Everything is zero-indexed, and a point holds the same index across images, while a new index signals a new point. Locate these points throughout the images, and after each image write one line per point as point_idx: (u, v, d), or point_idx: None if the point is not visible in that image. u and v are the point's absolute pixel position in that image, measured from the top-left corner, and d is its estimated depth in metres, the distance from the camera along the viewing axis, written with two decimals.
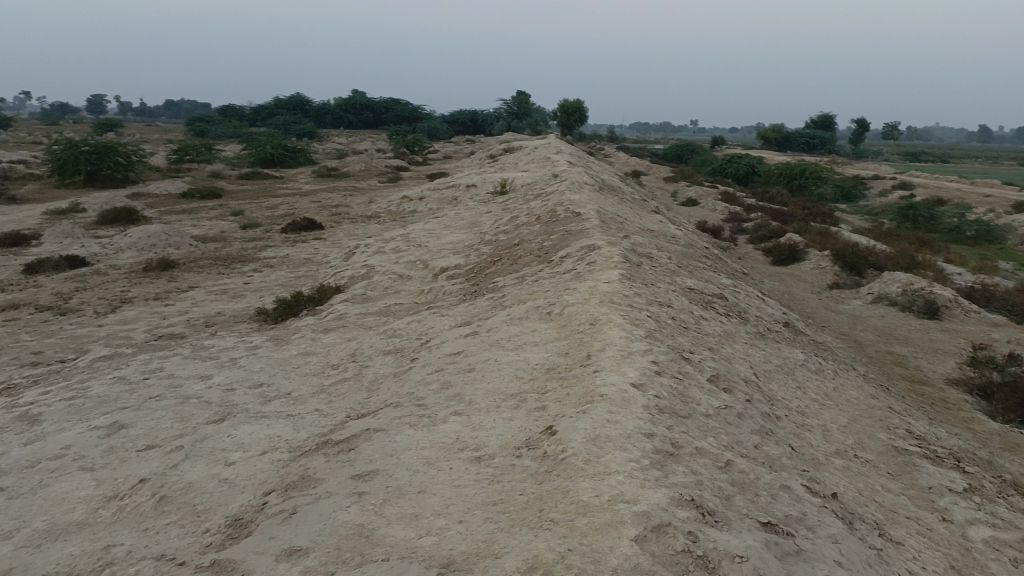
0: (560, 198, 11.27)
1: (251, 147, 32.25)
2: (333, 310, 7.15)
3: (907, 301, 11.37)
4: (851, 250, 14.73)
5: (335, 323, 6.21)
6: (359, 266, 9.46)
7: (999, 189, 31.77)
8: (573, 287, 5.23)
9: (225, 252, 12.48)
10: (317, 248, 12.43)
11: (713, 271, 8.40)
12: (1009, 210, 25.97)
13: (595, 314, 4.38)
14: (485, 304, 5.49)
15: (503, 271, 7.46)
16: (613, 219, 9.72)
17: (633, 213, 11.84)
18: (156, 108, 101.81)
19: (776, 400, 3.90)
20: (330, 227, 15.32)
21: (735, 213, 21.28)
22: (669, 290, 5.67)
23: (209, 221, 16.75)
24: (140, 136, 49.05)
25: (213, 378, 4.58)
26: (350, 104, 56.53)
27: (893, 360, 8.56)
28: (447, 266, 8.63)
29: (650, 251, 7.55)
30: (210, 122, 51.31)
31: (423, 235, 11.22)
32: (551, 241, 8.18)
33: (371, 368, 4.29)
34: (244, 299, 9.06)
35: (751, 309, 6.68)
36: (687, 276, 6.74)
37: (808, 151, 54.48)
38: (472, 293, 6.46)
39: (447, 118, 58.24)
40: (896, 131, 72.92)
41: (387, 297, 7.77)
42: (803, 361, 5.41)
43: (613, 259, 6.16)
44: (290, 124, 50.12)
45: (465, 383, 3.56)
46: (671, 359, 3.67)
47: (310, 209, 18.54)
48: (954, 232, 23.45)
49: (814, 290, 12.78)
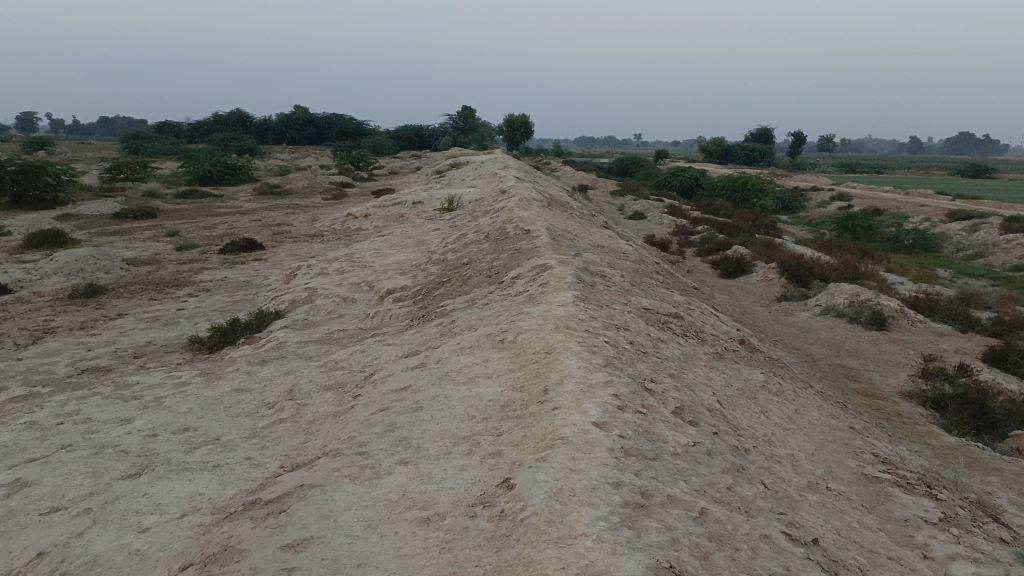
0: (509, 215, 11.06)
1: (189, 165, 31.35)
2: (272, 338, 6.75)
3: (855, 312, 11.47)
4: (797, 262, 14.90)
5: (273, 353, 5.83)
6: (300, 289, 9.06)
7: (931, 198, 32.88)
8: (526, 311, 4.96)
9: (159, 277, 11.89)
10: (257, 270, 11.94)
11: (666, 288, 8.26)
12: (943, 219, 26.80)
13: (550, 341, 4.12)
14: (433, 330, 5.20)
15: (452, 292, 7.17)
16: (564, 236, 9.53)
17: (582, 228, 11.69)
18: (90, 125, 98.75)
19: (743, 431, 3.71)
20: (272, 247, 14.82)
21: (682, 226, 21.42)
22: (625, 312, 5.46)
23: (143, 243, 16.05)
24: (72, 154, 47.34)
25: (134, 422, 4.17)
26: (292, 120, 55.63)
27: (846, 374, 8.54)
28: (393, 288, 8.30)
29: (603, 269, 7.36)
30: (146, 139, 49.83)
31: (368, 255, 10.87)
32: (501, 261, 7.93)
33: (310, 407, 3.95)
34: (178, 327, 8.57)
35: (707, 327, 6.54)
36: (641, 295, 6.56)
37: (749, 163, 55.74)
38: (419, 318, 6.16)
39: (392, 133, 57.78)
40: (831, 143, 75.31)
41: (331, 322, 7.41)
42: (764, 383, 5.25)
43: (565, 279, 5.93)
44: (231, 140, 49.10)
45: (412, 425, 3.26)
46: (633, 391, 3.44)
47: (251, 228, 17.97)
48: (892, 242, 24.08)
49: (763, 303, 12.82)
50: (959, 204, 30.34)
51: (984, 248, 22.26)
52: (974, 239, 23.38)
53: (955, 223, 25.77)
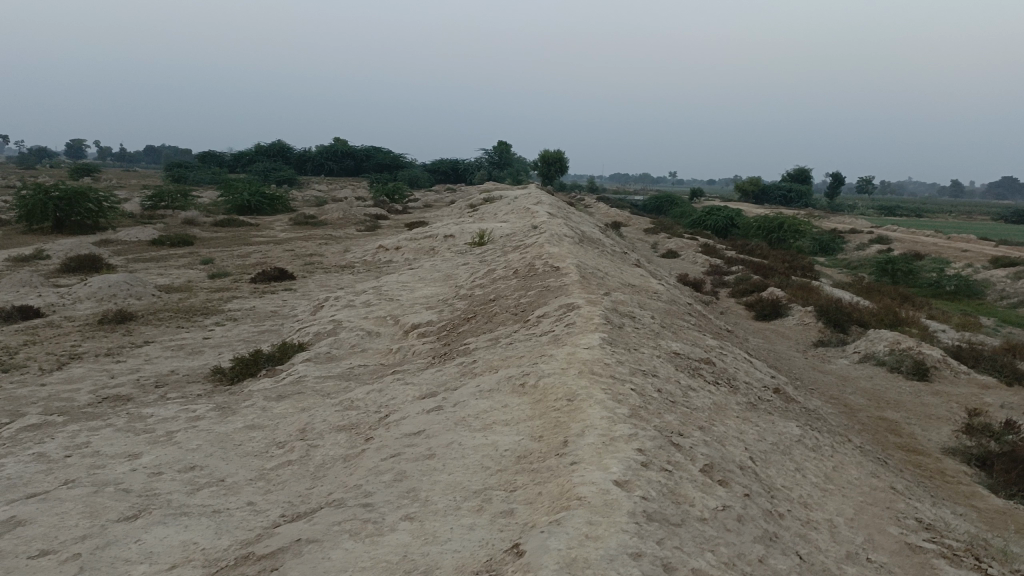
0: (539, 251, 10.92)
1: (227, 194, 31.89)
2: (292, 372, 6.65)
3: (895, 361, 11.06)
4: (834, 306, 14.51)
5: (291, 388, 5.71)
6: (325, 321, 8.98)
7: (974, 243, 32.07)
8: (549, 353, 4.78)
9: (188, 304, 11.95)
10: (285, 300, 11.94)
11: (697, 331, 8.02)
12: (986, 265, 26.07)
13: (572, 387, 3.93)
14: (453, 369, 5.04)
15: (476, 330, 7.01)
16: (594, 275, 9.36)
17: (613, 267, 11.51)
18: (137, 153, 101.58)
19: (776, 492, 3.46)
20: (302, 277, 14.86)
21: (716, 266, 21.09)
22: (653, 357, 5.24)
23: (177, 271, 16.23)
24: (118, 181, 48.60)
25: (141, 457, 4.05)
26: (331, 152, 56.59)
27: (886, 427, 8.17)
28: (418, 323, 8.17)
29: (632, 310, 7.16)
30: (188, 168, 51.03)
31: (396, 288, 10.79)
32: (528, 298, 7.77)
33: (320, 448, 3.80)
34: (202, 356, 8.53)
35: (740, 374, 6.28)
36: (671, 338, 6.34)
37: (785, 204, 55.22)
38: (441, 355, 6.01)
39: (428, 167, 58.45)
40: (870, 186, 74.47)
41: (353, 357, 7.29)
42: (799, 436, 4.98)
43: (592, 320, 5.74)
44: (271, 171, 49.98)
45: (422, 475, 3.08)
46: (658, 445, 3.23)
47: (283, 257, 18.09)
48: (933, 287, 23.46)
49: (798, 348, 12.47)
50: (1003, 250, 29.54)
51: None
52: (1019, 287, 22.66)
53: (999, 269, 25.05)
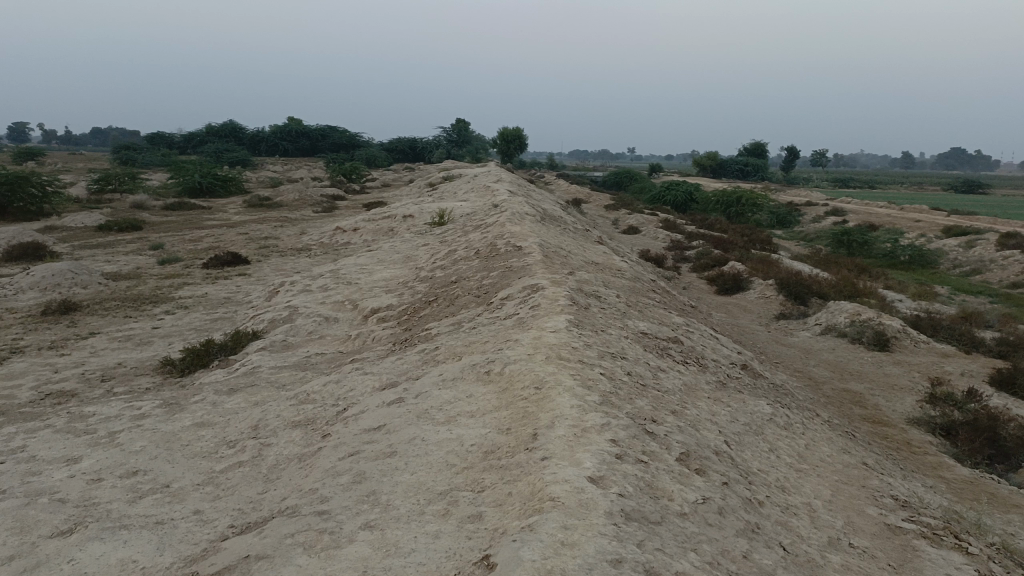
0: (500, 230, 10.70)
1: (178, 177, 30.96)
2: (246, 362, 6.36)
3: (856, 332, 11.13)
4: (795, 279, 14.59)
5: (244, 380, 5.43)
6: (281, 307, 8.67)
7: (926, 214, 32.70)
8: (515, 338, 4.59)
9: (137, 292, 11.49)
10: (239, 285, 11.55)
11: (663, 309, 7.91)
12: (939, 235, 26.57)
13: (540, 375, 3.75)
14: (414, 357, 4.83)
15: (438, 313, 6.80)
16: (557, 253, 9.18)
17: (576, 244, 11.35)
18: (83, 135, 98.26)
19: (754, 478, 3.34)
20: (257, 261, 14.43)
21: (677, 241, 21.11)
22: (621, 338, 5.08)
23: (126, 257, 15.64)
24: (62, 164, 46.90)
25: (80, 462, 3.77)
26: (285, 132, 55.36)
27: (851, 399, 8.19)
28: (377, 307, 7.91)
29: (597, 289, 7.01)
30: (137, 150, 49.44)
31: (354, 271, 10.48)
32: (491, 279, 7.56)
33: (273, 448, 3.56)
34: (151, 347, 8.17)
35: (708, 352, 6.18)
36: (638, 317, 6.21)
37: (743, 178, 55.71)
38: (401, 342, 5.78)
39: (385, 145, 57.57)
40: (824, 159, 75.56)
41: (310, 344, 7.03)
42: (770, 415, 4.89)
43: (557, 302, 5.56)
44: (223, 151, 48.70)
45: (383, 475, 2.87)
46: (632, 434, 3.07)
47: (237, 241, 17.57)
48: (889, 258, 23.84)
49: (761, 321, 12.49)
50: (954, 220, 30.16)
51: (981, 265, 22.02)
52: (970, 255, 23.14)
53: (950, 239, 25.56)
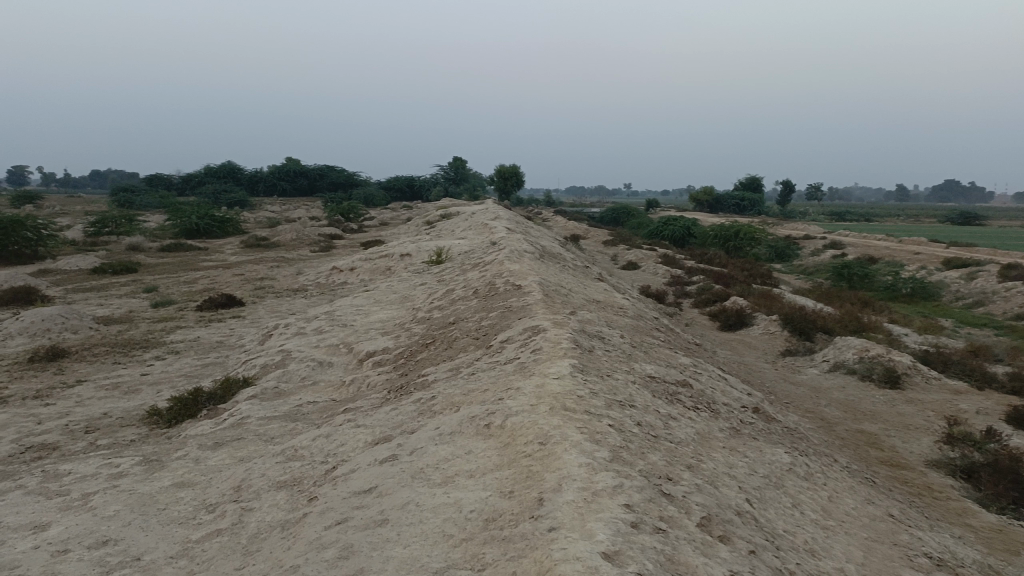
0: (499, 268, 10.49)
1: (175, 218, 30.86)
2: (235, 412, 6.07)
3: (865, 369, 10.86)
4: (799, 315, 14.36)
5: (231, 432, 5.15)
6: (274, 351, 8.40)
7: (925, 246, 32.62)
8: (516, 385, 4.32)
9: (128, 337, 11.21)
10: (233, 329, 11.28)
11: (669, 349, 7.65)
12: (939, 267, 26.42)
13: (544, 428, 3.48)
14: (410, 406, 4.55)
15: (435, 357, 6.54)
16: (558, 292, 8.94)
17: (576, 282, 11.12)
18: (82, 177, 98.85)
19: (781, 542, 3.06)
20: (252, 303, 14.18)
21: (677, 277, 20.90)
22: (628, 383, 4.82)
23: (119, 300, 15.38)
24: (60, 207, 46.93)
25: (46, 529, 3.48)
26: (283, 172, 55.58)
27: (865, 441, 7.89)
28: (373, 350, 7.64)
29: (601, 330, 6.76)
30: (135, 191, 49.49)
31: (350, 312, 10.22)
32: (490, 320, 7.31)
33: (256, 513, 3.27)
34: (139, 395, 7.87)
35: (718, 395, 5.91)
36: (645, 360, 5.95)
37: (740, 212, 55.83)
38: (397, 389, 5.50)
39: (383, 184, 57.74)
40: (819, 193, 75.96)
41: (303, 391, 6.75)
42: (789, 464, 4.61)
43: (560, 345, 5.30)
44: (222, 192, 48.79)
45: (373, 549, 2.59)
46: (648, 497, 2.78)
47: (232, 282, 17.34)
48: (890, 291, 23.64)
49: (767, 359, 12.22)
50: (954, 252, 30.02)
51: (984, 297, 21.81)
52: (973, 287, 22.95)
53: (951, 271, 25.39)
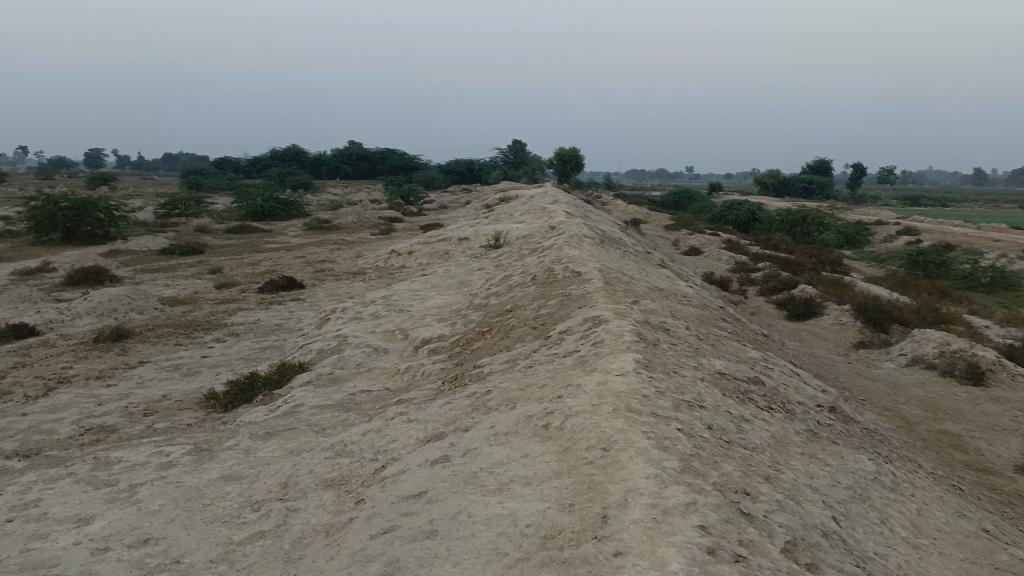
0: (558, 254, 10.21)
1: (241, 200, 31.48)
2: (288, 399, 5.98)
3: (946, 364, 10.22)
4: (872, 305, 13.66)
5: (282, 422, 5.04)
6: (330, 336, 8.33)
7: (1007, 233, 30.93)
8: (576, 382, 4.05)
9: (191, 318, 11.36)
10: (291, 312, 11.31)
11: (736, 341, 7.27)
12: (1022, 255, 24.98)
13: (608, 432, 3.22)
14: (464, 400, 4.34)
15: (491, 347, 6.32)
16: (619, 279, 8.61)
17: (638, 269, 10.76)
18: (155, 160, 102.25)
19: (873, 567, 2.73)
20: (311, 286, 14.25)
21: (742, 263, 20.22)
22: (696, 381, 4.50)
23: (184, 281, 15.66)
24: (134, 190, 48.51)
25: (91, 523, 3.40)
26: (346, 155, 56.25)
27: (948, 442, 7.37)
28: (429, 337, 7.48)
29: (665, 321, 6.43)
30: (204, 174, 50.79)
31: (407, 297, 10.09)
32: (548, 309, 7.04)
33: (300, 515, 3.11)
34: (198, 378, 7.90)
35: (791, 393, 5.52)
36: (712, 354, 5.61)
37: (806, 196, 54.07)
38: (451, 380, 5.30)
39: (443, 167, 57.89)
40: (891, 176, 73.04)
41: (357, 379, 6.63)
42: (874, 472, 4.23)
43: (622, 337, 5.00)
44: (286, 175, 49.66)
45: (420, 566, 2.39)
46: (725, 517, 2.50)
47: (294, 265, 17.50)
48: (969, 280, 22.45)
49: (838, 351, 11.63)
50: None
51: None
52: None
53: None
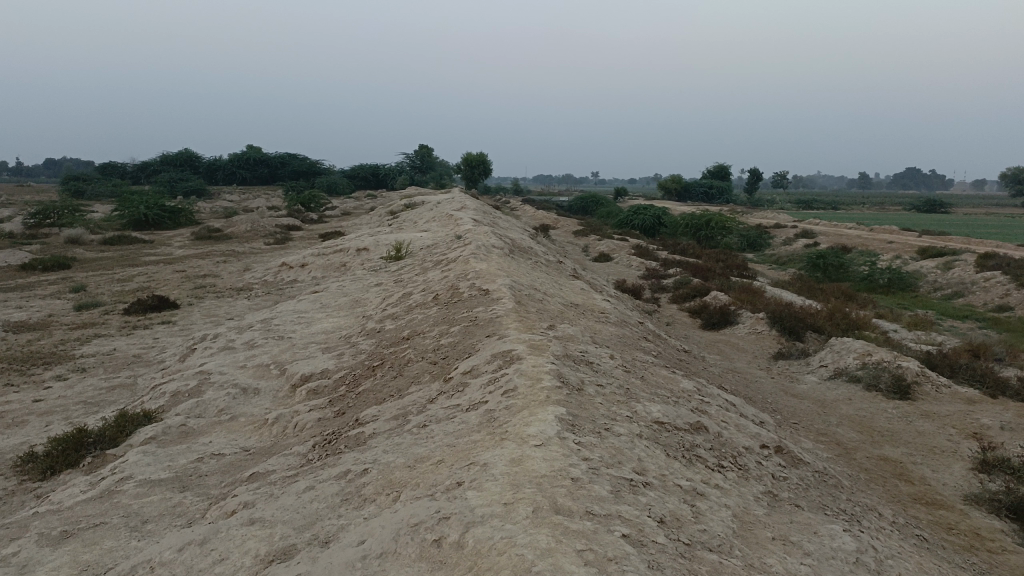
0: (463, 269, 9.15)
1: (121, 208, 28.94)
2: (116, 468, 4.68)
3: (871, 377, 9.77)
4: (787, 313, 13.28)
5: (92, 511, 3.79)
6: (192, 371, 7.00)
7: (897, 235, 31.97)
8: (481, 459, 3.01)
9: (34, 349, 9.67)
10: (157, 339, 9.80)
11: (663, 367, 6.43)
12: (914, 256, 25.66)
13: (525, 556, 2.19)
14: (332, 483, 3.23)
15: (379, 389, 5.20)
16: (531, 297, 7.63)
17: (550, 282, 9.84)
18: (35, 166, 95.35)
19: None
20: (188, 305, 12.67)
21: (653, 270, 19.73)
22: (634, 443, 3.54)
23: (40, 302, 13.72)
24: (4, 197, 44.35)
25: None
26: (243, 160, 53.47)
27: (891, 471, 6.75)
28: (309, 374, 6.28)
29: (586, 351, 5.47)
30: (86, 180, 47.06)
31: (290, 321, 8.81)
32: (451, 338, 5.99)
33: None
34: (21, 430, 6.42)
35: (736, 436, 4.66)
36: (645, 393, 4.67)
37: (708, 201, 55.10)
38: (325, 442, 4.15)
39: (346, 172, 55.89)
40: (785, 181, 75.71)
41: (216, 433, 5.39)
42: (856, 551, 3.37)
43: (540, 383, 4.01)
44: (177, 181, 46.63)
45: None
46: None
47: (171, 280, 15.76)
48: (867, 281, 22.79)
49: (759, 363, 11.07)
50: (927, 240, 29.29)
51: (963, 287, 21.02)
52: (950, 277, 22.12)
53: (927, 260, 24.57)
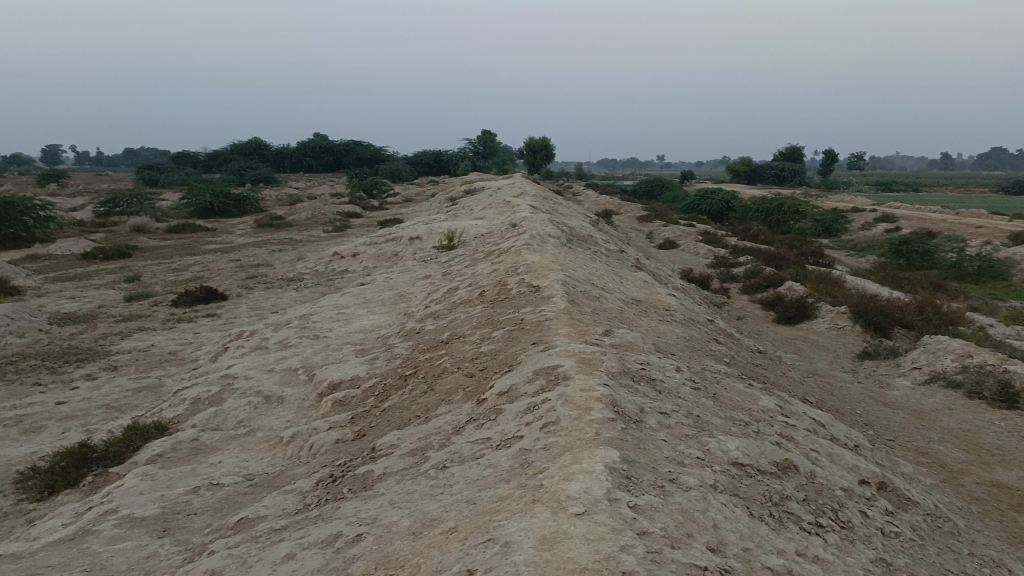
0: (513, 262, 8.40)
1: (188, 196, 29.21)
2: (109, 494, 4.13)
3: (974, 383, 8.61)
4: (872, 307, 12.07)
5: (55, 559, 3.21)
6: (216, 375, 6.47)
7: (985, 218, 29.74)
8: (505, 536, 2.27)
9: (73, 344, 9.36)
10: (197, 335, 9.38)
11: (738, 377, 5.54)
12: (1007, 241, 23.65)
13: None
14: (317, 553, 2.54)
15: (405, 406, 4.51)
16: (585, 294, 6.81)
17: (610, 275, 9.00)
18: (116, 156, 98.85)
19: None
20: (236, 296, 12.33)
21: (722, 258, 18.61)
22: (707, 500, 2.75)
23: (94, 292, 13.59)
24: (85, 186, 45.77)
25: None
26: (309, 148, 53.98)
27: (1010, 501, 5.71)
28: (337, 381, 5.66)
29: (648, 363, 4.65)
30: (161, 169, 48.20)
31: (328, 317, 8.24)
32: (492, 344, 5.26)
33: None
34: (34, 436, 5.99)
35: (832, 476, 3.77)
36: (719, 422, 3.83)
37: (778, 184, 52.94)
38: (331, 478, 3.49)
39: (409, 159, 55.82)
40: (862, 163, 72.33)
41: (227, 451, 4.80)
42: None
43: (588, 414, 3.24)
44: (245, 169, 47.28)
45: None
46: None
47: (225, 270, 15.51)
48: (954, 269, 21.09)
49: (841, 364, 10.00)
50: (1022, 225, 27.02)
51: None
52: None
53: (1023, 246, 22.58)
